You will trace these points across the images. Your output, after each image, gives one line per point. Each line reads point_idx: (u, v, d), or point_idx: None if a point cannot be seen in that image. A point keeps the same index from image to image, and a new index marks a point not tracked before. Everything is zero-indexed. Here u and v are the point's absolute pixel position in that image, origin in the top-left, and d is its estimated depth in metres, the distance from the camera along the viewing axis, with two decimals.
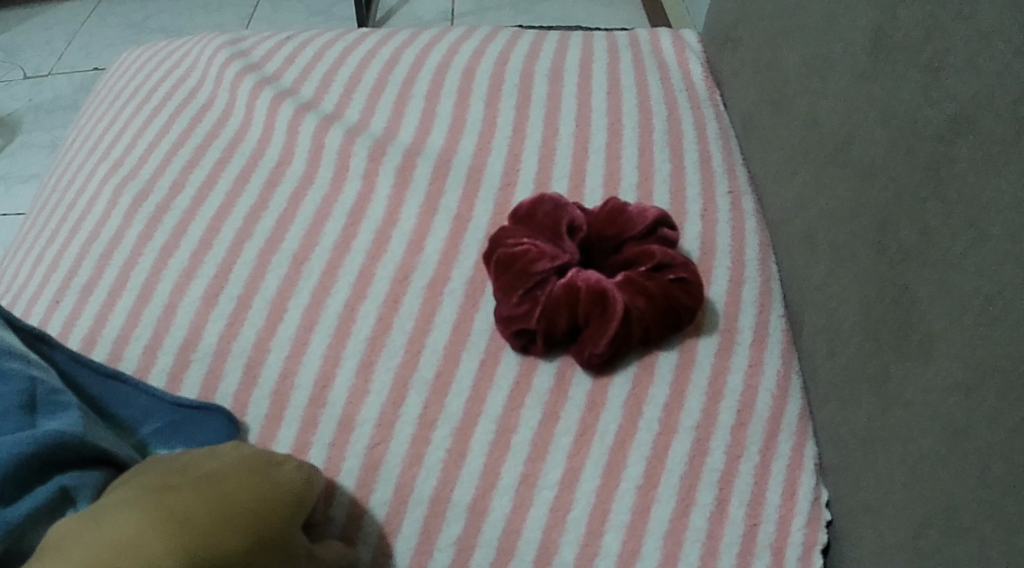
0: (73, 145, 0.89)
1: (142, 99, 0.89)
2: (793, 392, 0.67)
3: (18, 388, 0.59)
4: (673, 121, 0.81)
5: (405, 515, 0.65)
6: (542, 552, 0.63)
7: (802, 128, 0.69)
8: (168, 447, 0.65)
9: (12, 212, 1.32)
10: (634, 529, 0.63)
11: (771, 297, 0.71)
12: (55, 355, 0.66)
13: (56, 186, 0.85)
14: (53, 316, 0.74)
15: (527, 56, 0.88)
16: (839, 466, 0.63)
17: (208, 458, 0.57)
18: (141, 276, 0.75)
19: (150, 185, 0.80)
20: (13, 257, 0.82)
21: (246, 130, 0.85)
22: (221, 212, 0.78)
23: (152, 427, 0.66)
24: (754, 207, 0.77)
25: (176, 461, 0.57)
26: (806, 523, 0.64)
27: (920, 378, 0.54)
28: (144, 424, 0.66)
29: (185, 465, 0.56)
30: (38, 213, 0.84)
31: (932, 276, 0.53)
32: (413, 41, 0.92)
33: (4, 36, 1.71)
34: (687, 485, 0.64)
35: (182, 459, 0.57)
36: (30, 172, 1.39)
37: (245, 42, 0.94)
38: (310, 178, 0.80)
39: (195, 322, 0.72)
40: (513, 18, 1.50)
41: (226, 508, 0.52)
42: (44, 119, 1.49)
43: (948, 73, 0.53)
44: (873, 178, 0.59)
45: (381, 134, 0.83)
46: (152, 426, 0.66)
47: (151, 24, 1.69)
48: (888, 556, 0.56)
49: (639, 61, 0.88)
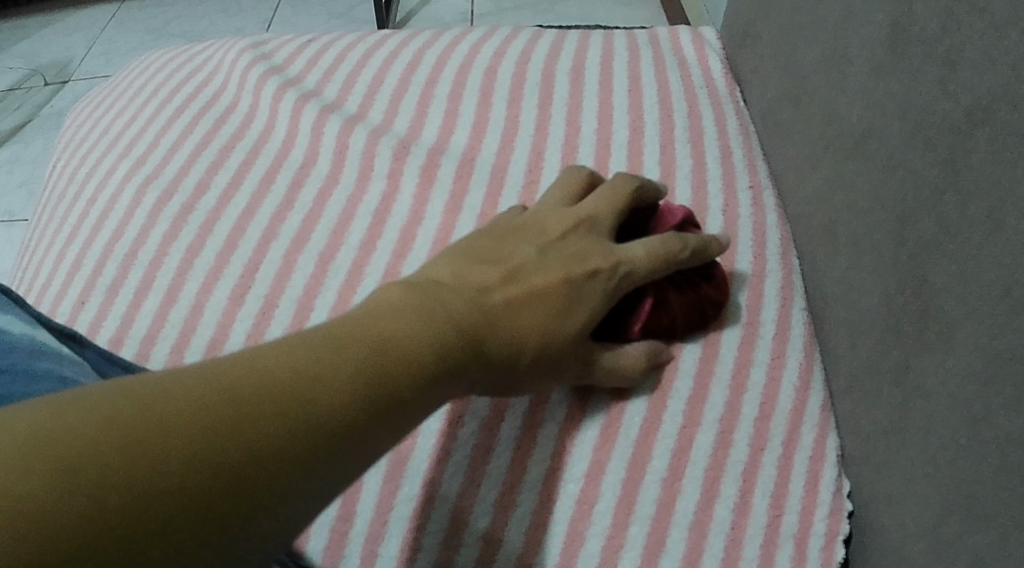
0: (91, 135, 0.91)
1: (165, 99, 0.91)
2: (815, 384, 0.68)
3: (49, 388, 0.61)
4: (694, 117, 0.82)
5: (432, 509, 0.66)
6: (568, 544, 0.64)
7: (823, 123, 0.70)
8: None
9: None
10: (659, 521, 0.64)
11: (793, 291, 0.72)
12: (86, 353, 0.69)
13: (73, 179, 0.87)
14: (80, 316, 0.76)
15: (549, 55, 0.89)
16: (862, 457, 0.64)
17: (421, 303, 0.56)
18: (167, 277, 0.76)
19: (175, 186, 0.82)
20: (37, 252, 0.84)
21: (270, 131, 0.86)
22: (247, 213, 0.79)
23: None
24: (775, 202, 0.77)
25: (426, 295, 0.57)
26: (829, 514, 0.65)
27: (939, 368, 0.55)
28: None
29: (401, 323, 0.54)
30: (60, 209, 0.86)
31: (952, 267, 0.54)
32: (434, 41, 0.93)
33: (26, 44, 1.74)
34: (711, 477, 0.65)
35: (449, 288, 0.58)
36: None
37: (267, 45, 0.95)
38: (335, 177, 0.82)
39: (223, 320, 0.74)
40: (533, 18, 1.51)
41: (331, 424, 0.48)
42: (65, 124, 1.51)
43: (965, 65, 0.54)
44: (893, 171, 0.60)
45: (405, 134, 0.84)
46: None
47: (171, 30, 1.71)
48: (912, 544, 0.57)
49: (660, 58, 0.89)
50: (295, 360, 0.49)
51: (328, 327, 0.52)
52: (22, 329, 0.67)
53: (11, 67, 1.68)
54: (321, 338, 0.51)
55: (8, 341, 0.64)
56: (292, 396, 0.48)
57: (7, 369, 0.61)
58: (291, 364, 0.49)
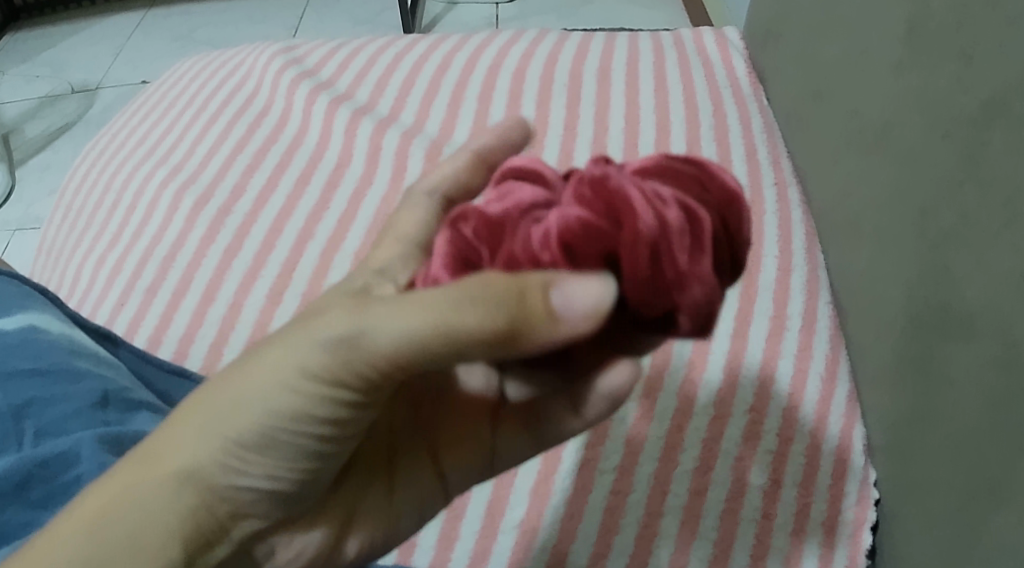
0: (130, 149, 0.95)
1: (200, 107, 0.95)
2: (841, 375, 0.69)
3: (89, 386, 0.65)
4: (719, 115, 0.84)
5: (469, 500, 0.68)
6: (603, 533, 0.66)
7: (844, 120, 0.71)
8: None
9: None
10: (692, 509, 0.66)
11: (818, 284, 0.73)
12: (121, 353, 0.72)
13: (111, 187, 0.90)
14: (119, 316, 0.79)
15: (575, 58, 0.92)
16: (889, 446, 0.65)
17: (273, 371, 0.49)
18: (206, 277, 0.79)
19: (211, 189, 0.85)
20: (74, 256, 0.87)
21: (304, 134, 0.89)
22: (282, 214, 0.82)
23: None
24: (800, 198, 0.79)
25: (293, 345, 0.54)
26: (856, 501, 0.66)
27: (962, 358, 0.56)
28: None
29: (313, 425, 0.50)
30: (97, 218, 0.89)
31: (973, 257, 0.55)
32: (464, 44, 0.96)
33: (52, 52, 1.79)
34: (742, 468, 0.67)
35: (325, 353, 0.47)
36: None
37: (298, 50, 0.98)
38: (369, 178, 0.84)
39: (261, 318, 0.76)
40: (556, 22, 1.53)
41: (298, 486, 0.53)
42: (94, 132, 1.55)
43: (979, 59, 0.55)
44: (913, 164, 0.61)
45: (436, 135, 0.87)
46: None
47: (197, 36, 1.75)
48: (938, 528, 0.59)
49: (684, 59, 0.91)
50: (278, 425, 0.49)
51: (304, 377, 0.48)
52: (60, 329, 0.70)
53: (39, 74, 1.73)
54: (255, 412, 0.49)
55: (47, 341, 0.68)
56: (268, 453, 0.50)
57: (49, 371, 0.65)
58: (276, 432, 0.50)
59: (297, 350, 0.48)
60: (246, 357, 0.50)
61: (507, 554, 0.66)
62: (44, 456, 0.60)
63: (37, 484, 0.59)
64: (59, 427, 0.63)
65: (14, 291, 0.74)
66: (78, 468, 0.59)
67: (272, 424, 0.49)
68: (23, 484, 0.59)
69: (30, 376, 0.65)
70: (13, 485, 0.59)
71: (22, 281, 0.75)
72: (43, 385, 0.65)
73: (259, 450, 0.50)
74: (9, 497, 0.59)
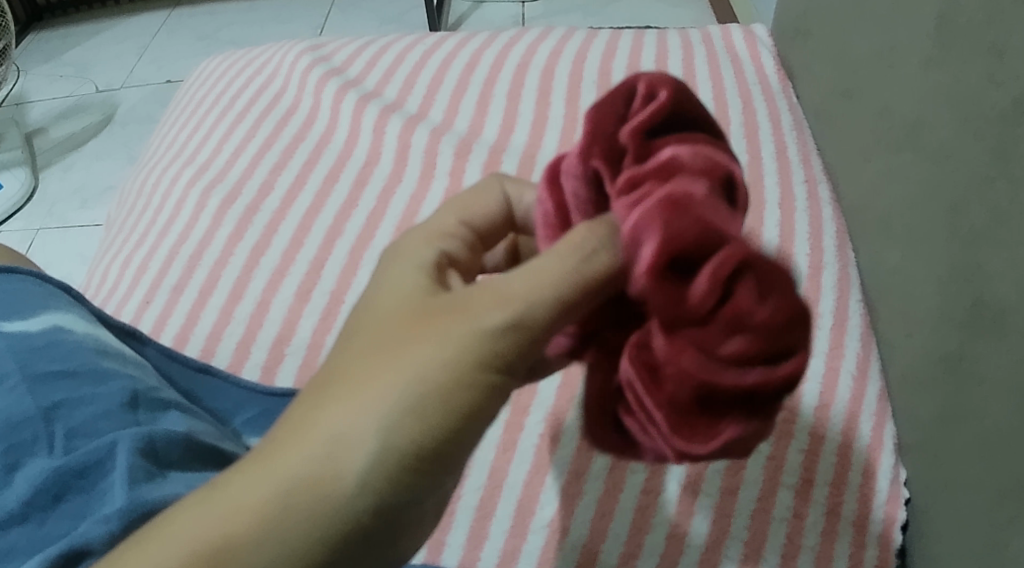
0: (158, 149, 0.97)
1: (227, 105, 0.96)
2: (872, 374, 0.69)
3: (119, 386, 0.65)
4: (748, 113, 0.83)
5: (500, 498, 0.68)
6: (633, 532, 0.66)
7: (874, 118, 0.71)
8: (258, 435, 0.71)
9: (89, 223, 1.40)
10: (723, 508, 0.66)
11: (849, 282, 0.73)
12: (146, 349, 0.73)
13: (143, 189, 0.92)
14: (145, 314, 0.80)
15: (604, 55, 0.92)
16: (920, 445, 0.65)
17: (466, 370, 0.46)
18: (232, 276, 0.80)
19: (238, 187, 0.86)
20: (106, 256, 0.89)
21: (332, 132, 0.90)
22: (311, 213, 0.83)
23: (243, 417, 0.72)
24: (830, 196, 0.79)
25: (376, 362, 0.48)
26: (887, 501, 0.66)
27: (994, 355, 0.55)
28: (237, 415, 0.72)
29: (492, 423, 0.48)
30: (128, 217, 0.91)
31: (1004, 254, 0.54)
32: (492, 41, 0.96)
33: (75, 52, 1.81)
34: (773, 467, 0.67)
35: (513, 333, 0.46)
36: (105, 184, 1.47)
37: (325, 48, 0.99)
38: (398, 176, 0.85)
39: (289, 317, 0.77)
40: (581, 20, 1.54)
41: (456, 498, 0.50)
42: (119, 131, 1.57)
43: (1011, 54, 0.54)
44: (943, 161, 0.61)
45: (465, 132, 0.87)
46: (243, 417, 0.72)
47: (222, 36, 1.77)
48: (969, 528, 0.59)
49: (713, 56, 0.91)
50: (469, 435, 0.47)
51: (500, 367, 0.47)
52: (85, 329, 0.70)
53: (63, 74, 1.75)
54: (430, 417, 0.46)
55: (72, 342, 0.68)
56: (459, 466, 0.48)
57: (77, 372, 0.65)
58: (469, 442, 0.47)
59: (463, 342, 0.46)
60: (434, 357, 0.46)
61: (536, 555, 0.66)
62: (81, 465, 0.60)
63: (70, 486, 0.59)
64: (91, 429, 0.62)
65: (38, 290, 0.73)
66: (113, 475, 0.59)
67: (456, 422, 0.46)
68: (59, 496, 0.59)
69: (60, 378, 0.65)
70: (49, 496, 0.59)
71: (45, 280, 0.75)
72: (72, 387, 0.64)
73: (437, 466, 0.46)
74: (45, 510, 0.59)
